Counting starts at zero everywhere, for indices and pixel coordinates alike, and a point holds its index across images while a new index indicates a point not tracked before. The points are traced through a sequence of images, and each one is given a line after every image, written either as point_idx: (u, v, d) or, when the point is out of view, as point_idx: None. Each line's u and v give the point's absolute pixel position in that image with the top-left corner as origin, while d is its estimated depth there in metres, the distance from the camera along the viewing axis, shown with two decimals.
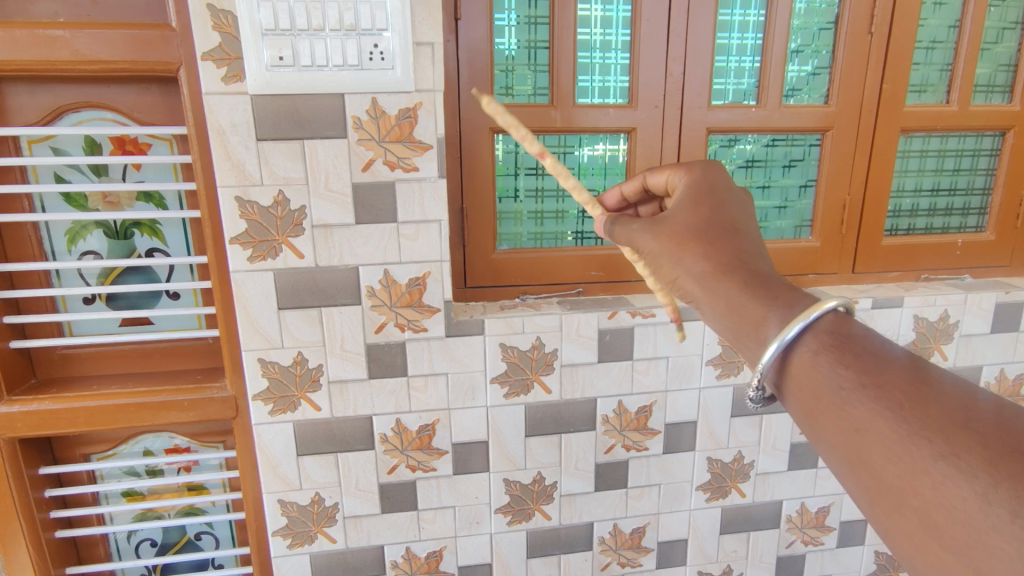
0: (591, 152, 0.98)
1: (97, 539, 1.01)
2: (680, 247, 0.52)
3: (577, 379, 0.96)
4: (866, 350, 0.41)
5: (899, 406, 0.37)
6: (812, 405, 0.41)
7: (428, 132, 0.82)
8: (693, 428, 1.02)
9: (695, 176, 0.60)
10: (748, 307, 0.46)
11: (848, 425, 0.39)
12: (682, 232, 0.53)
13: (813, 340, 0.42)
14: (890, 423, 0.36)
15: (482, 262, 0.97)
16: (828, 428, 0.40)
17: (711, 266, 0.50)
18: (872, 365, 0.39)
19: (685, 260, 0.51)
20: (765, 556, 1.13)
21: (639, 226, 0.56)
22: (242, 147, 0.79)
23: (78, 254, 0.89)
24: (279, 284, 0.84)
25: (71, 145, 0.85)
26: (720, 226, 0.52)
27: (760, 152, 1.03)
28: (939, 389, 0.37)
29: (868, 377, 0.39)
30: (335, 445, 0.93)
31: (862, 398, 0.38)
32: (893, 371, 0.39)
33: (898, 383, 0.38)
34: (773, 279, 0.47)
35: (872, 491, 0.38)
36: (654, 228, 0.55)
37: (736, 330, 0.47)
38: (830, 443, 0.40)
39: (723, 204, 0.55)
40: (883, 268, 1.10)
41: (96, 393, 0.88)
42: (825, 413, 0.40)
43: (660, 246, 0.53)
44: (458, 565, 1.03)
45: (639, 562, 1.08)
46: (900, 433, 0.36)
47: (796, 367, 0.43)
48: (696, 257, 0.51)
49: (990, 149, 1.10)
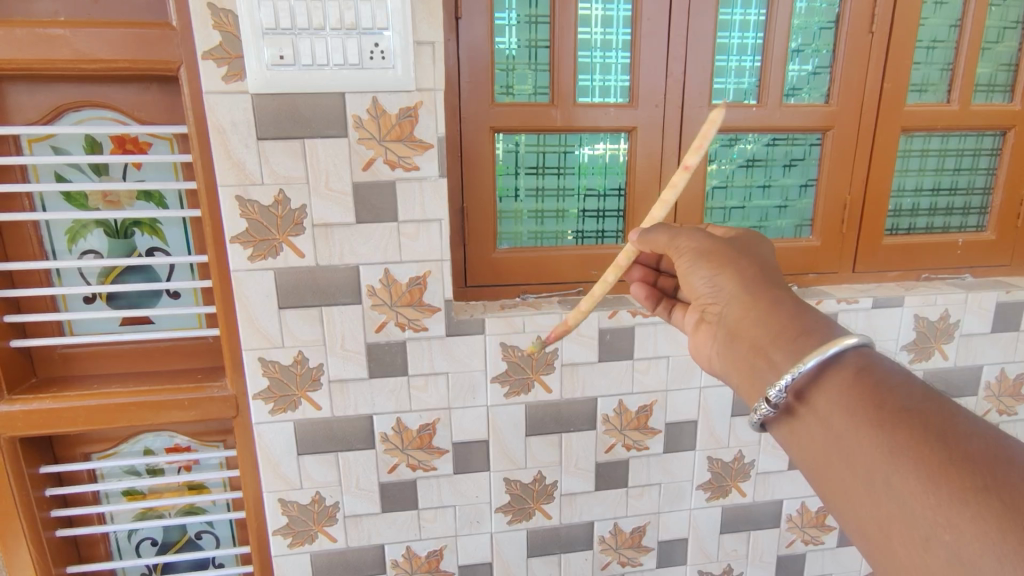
0: (591, 152, 0.98)
1: (97, 538, 1.01)
2: (727, 262, 0.56)
3: (578, 379, 0.96)
4: (890, 385, 0.41)
5: (925, 440, 0.37)
6: (839, 437, 0.42)
7: (428, 132, 0.82)
8: (693, 428, 1.02)
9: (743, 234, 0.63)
10: (791, 320, 0.49)
11: (874, 460, 0.39)
12: (732, 250, 0.57)
13: (837, 372, 0.44)
14: (916, 459, 0.37)
15: (482, 261, 0.97)
16: (854, 462, 0.41)
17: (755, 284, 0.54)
18: (897, 398, 0.40)
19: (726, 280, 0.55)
20: (765, 555, 1.13)
21: (690, 230, 0.60)
22: (242, 146, 0.79)
23: (78, 253, 0.89)
24: (280, 283, 0.84)
25: (71, 144, 0.85)
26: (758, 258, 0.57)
27: (760, 152, 1.03)
28: (965, 424, 0.37)
29: (894, 410, 0.40)
30: (335, 444, 0.93)
31: (888, 430, 0.39)
32: (912, 403, 0.40)
33: (924, 420, 0.38)
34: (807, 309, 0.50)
35: (897, 526, 0.38)
36: (705, 235, 0.59)
37: (775, 333, 0.49)
38: (854, 472, 0.41)
39: (760, 245, 0.59)
40: (883, 268, 1.10)
41: (95, 392, 0.88)
42: (852, 445, 0.41)
43: (709, 252, 0.57)
44: (458, 565, 1.03)
45: (639, 561, 1.08)
46: (928, 469, 0.36)
47: (822, 398, 0.44)
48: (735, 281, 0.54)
49: (990, 149, 1.10)
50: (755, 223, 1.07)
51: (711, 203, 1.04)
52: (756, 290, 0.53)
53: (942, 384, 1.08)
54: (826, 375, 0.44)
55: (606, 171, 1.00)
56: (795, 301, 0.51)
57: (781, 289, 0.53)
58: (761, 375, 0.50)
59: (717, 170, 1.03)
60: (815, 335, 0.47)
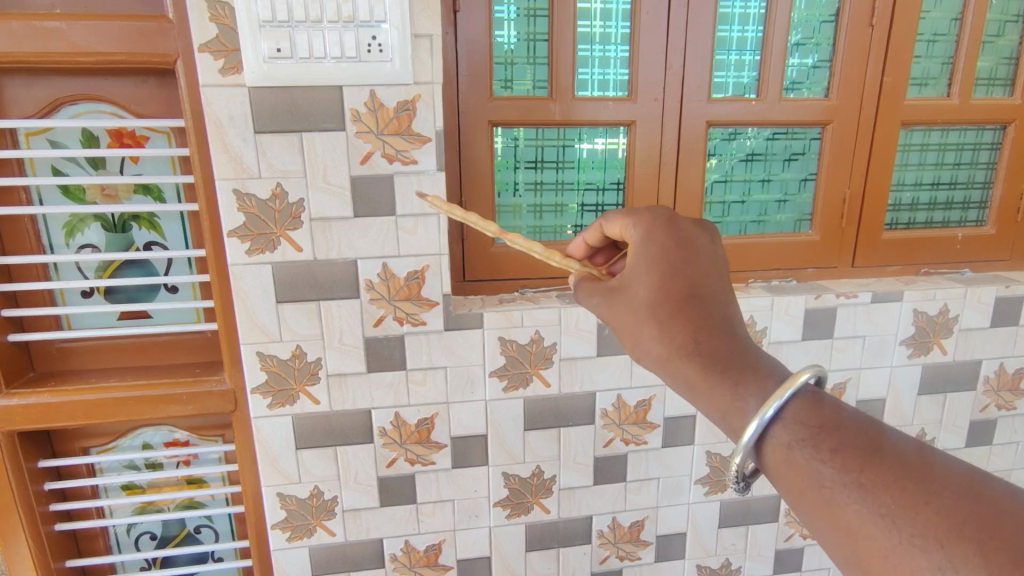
0: (591, 146, 0.98)
1: (97, 532, 1.02)
2: (637, 334, 0.52)
3: (576, 373, 0.96)
4: (843, 443, 0.40)
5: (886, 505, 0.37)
6: (799, 500, 0.42)
7: (427, 125, 0.81)
8: (692, 422, 1.02)
9: (643, 235, 0.57)
10: (720, 388, 0.46)
11: (840, 528, 0.39)
12: (635, 312, 0.52)
13: (787, 430, 0.42)
14: (883, 530, 0.37)
15: (481, 255, 0.97)
16: (818, 526, 0.41)
17: (676, 339, 0.49)
18: (848, 459, 0.40)
19: (643, 341, 0.51)
20: (763, 550, 1.13)
21: (599, 298, 0.56)
22: (240, 140, 0.78)
23: (76, 248, 0.89)
24: (278, 278, 0.84)
25: (68, 138, 0.84)
26: (688, 290, 0.51)
27: (760, 147, 1.03)
28: (926, 481, 0.37)
29: (853, 475, 0.39)
30: (334, 439, 0.93)
31: (850, 497, 0.38)
32: (875, 464, 0.39)
33: (886, 481, 0.38)
34: (737, 355, 0.47)
35: None
36: (610, 303, 0.55)
37: (706, 413, 0.47)
38: (825, 536, 0.41)
39: (693, 257, 0.54)
40: (882, 262, 1.10)
41: (95, 386, 0.88)
42: (815, 513, 0.41)
43: (619, 326, 0.54)
44: (457, 559, 1.03)
45: (638, 555, 1.08)
46: (896, 541, 0.36)
47: (775, 461, 0.43)
48: (653, 338, 0.50)
49: (990, 143, 1.10)
50: (754, 218, 1.07)
51: (710, 198, 1.04)
52: (671, 355, 0.49)
53: (942, 378, 1.08)
54: (773, 434, 0.43)
55: (606, 166, 0.99)
56: (722, 350, 0.47)
57: (703, 334, 0.49)
58: None
59: (717, 165, 1.03)
60: (749, 405, 0.44)
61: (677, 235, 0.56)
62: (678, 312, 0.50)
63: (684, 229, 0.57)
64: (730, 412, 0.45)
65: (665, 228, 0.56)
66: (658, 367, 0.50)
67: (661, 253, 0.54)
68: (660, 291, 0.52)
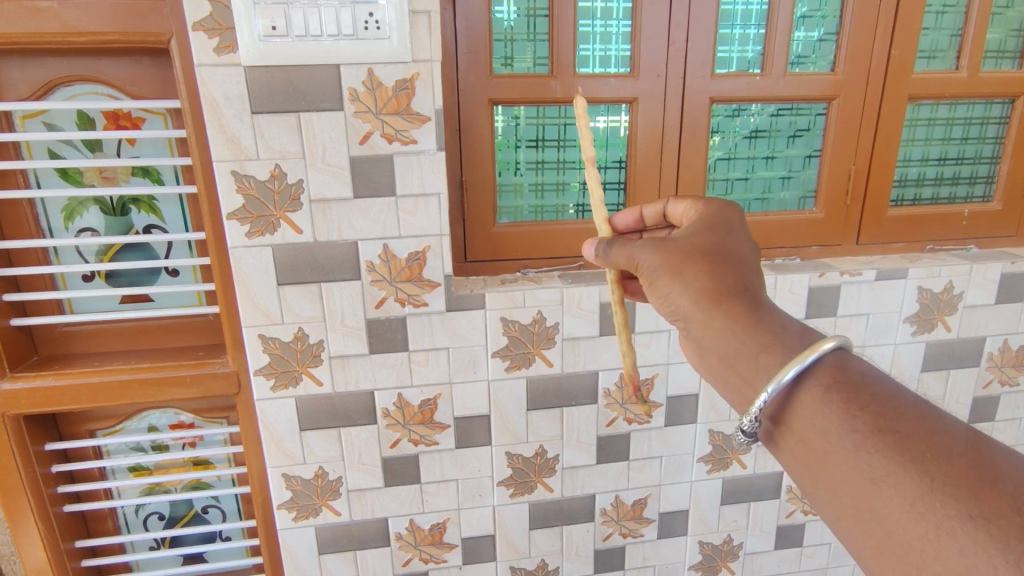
0: (592, 124, 0.97)
1: (105, 513, 1.03)
2: (682, 270, 0.53)
3: (578, 352, 0.96)
4: (876, 398, 0.41)
5: (912, 457, 0.37)
6: (820, 447, 0.42)
7: (426, 104, 0.80)
8: (694, 401, 1.02)
9: (708, 205, 0.60)
10: (753, 334, 0.47)
11: (861, 477, 0.39)
12: (687, 253, 0.54)
13: (820, 378, 0.43)
14: (910, 477, 0.37)
15: (482, 236, 0.97)
16: (838, 477, 0.41)
17: (710, 288, 0.51)
18: (881, 411, 0.40)
19: (685, 277, 0.52)
20: (764, 526, 1.14)
21: (642, 240, 0.57)
22: (237, 120, 0.77)
23: (75, 231, 0.88)
24: (278, 261, 0.84)
25: (64, 120, 0.83)
26: (729, 254, 0.54)
27: (764, 123, 1.02)
28: (960, 439, 0.37)
29: (885, 426, 0.39)
30: (337, 420, 0.93)
31: (879, 443, 0.39)
32: (910, 419, 0.39)
33: (919, 434, 0.38)
34: (779, 313, 0.49)
35: (884, 546, 0.38)
36: (658, 244, 0.55)
37: (738, 351, 0.48)
38: (842, 487, 0.41)
39: (739, 233, 0.56)
40: (887, 239, 1.09)
41: (98, 369, 0.88)
42: (836, 460, 0.41)
43: (662, 262, 0.54)
44: (461, 537, 1.04)
45: (640, 532, 1.09)
46: (923, 489, 0.36)
47: (803, 406, 0.43)
48: (697, 275, 0.52)
49: (999, 116, 1.08)
50: (758, 195, 1.05)
51: (713, 175, 1.03)
52: (715, 296, 0.50)
53: (946, 355, 1.08)
54: (807, 382, 0.44)
55: (607, 144, 0.98)
56: (766, 307, 0.49)
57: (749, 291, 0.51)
58: (736, 391, 0.49)
59: (721, 142, 1.01)
60: (782, 355, 0.45)
61: (730, 216, 0.59)
62: (727, 265, 0.52)
63: (737, 212, 0.59)
64: (767, 350, 0.46)
65: (728, 206, 0.60)
66: (694, 303, 0.51)
67: (720, 222, 0.57)
68: (701, 248, 0.54)
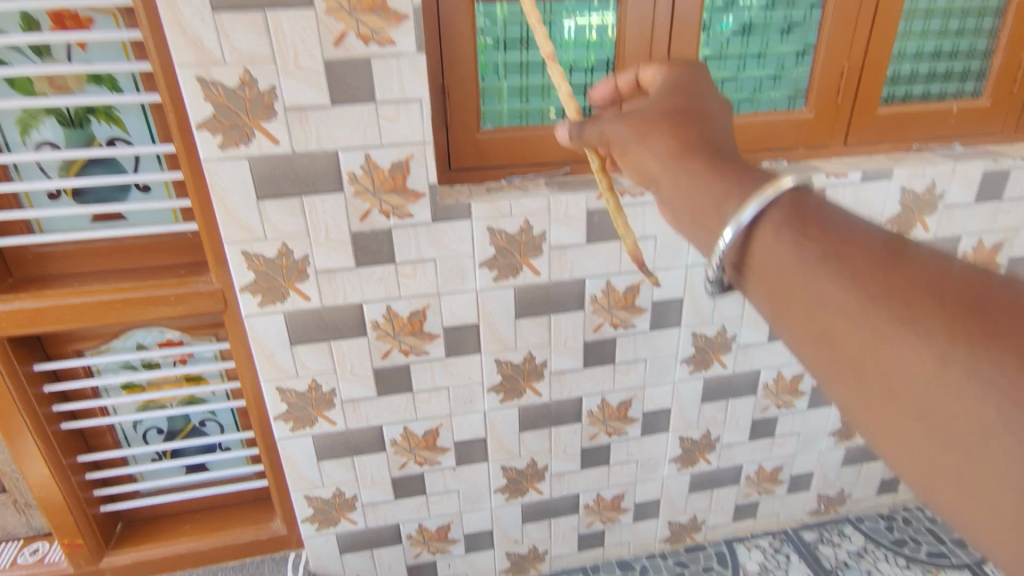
0: (575, 23, 0.91)
1: (103, 429, 1.05)
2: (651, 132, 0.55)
3: (566, 261, 0.96)
4: (826, 226, 0.44)
5: (863, 276, 0.41)
6: (776, 278, 0.46)
7: (403, 0, 0.75)
8: (679, 305, 1.05)
9: (676, 72, 0.63)
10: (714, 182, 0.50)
11: (811, 299, 0.43)
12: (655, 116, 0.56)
13: (777, 215, 0.46)
14: (852, 291, 0.41)
15: (465, 142, 0.94)
16: (792, 306, 0.45)
17: (676, 145, 0.53)
18: (830, 237, 0.44)
19: (652, 139, 0.55)
20: (741, 420, 1.20)
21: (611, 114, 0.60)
22: (197, 20, 0.72)
23: (33, 146, 0.83)
24: (255, 173, 0.81)
25: (3, 23, 0.76)
26: (693, 112, 0.56)
27: (757, 17, 0.97)
28: (896, 252, 0.41)
29: (833, 249, 0.43)
30: (327, 333, 0.94)
31: (827, 266, 0.42)
32: (854, 240, 0.43)
33: (863, 254, 0.42)
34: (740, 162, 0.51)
35: (832, 361, 0.43)
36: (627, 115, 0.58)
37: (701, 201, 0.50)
38: (797, 314, 0.45)
39: (704, 93, 0.59)
40: (875, 140, 1.08)
41: (77, 290, 0.86)
42: (791, 287, 0.45)
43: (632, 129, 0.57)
44: (453, 441, 1.08)
45: (624, 431, 1.15)
46: (864, 299, 0.40)
47: (761, 244, 0.47)
48: (663, 137, 0.54)
49: (996, 8, 1.04)
50: (747, 96, 1.03)
51: None
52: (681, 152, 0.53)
53: None
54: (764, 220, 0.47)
55: (591, 45, 0.93)
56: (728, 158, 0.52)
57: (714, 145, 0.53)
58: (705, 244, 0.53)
59: (711, 39, 0.97)
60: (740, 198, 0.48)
61: (696, 79, 0.61)
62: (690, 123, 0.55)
63: (702, 77, 0.62)
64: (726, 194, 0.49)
65: (692, 69, 0.62)
66: (662, 162, 0.54)
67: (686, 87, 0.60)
68: (666, 111, 0.56)
